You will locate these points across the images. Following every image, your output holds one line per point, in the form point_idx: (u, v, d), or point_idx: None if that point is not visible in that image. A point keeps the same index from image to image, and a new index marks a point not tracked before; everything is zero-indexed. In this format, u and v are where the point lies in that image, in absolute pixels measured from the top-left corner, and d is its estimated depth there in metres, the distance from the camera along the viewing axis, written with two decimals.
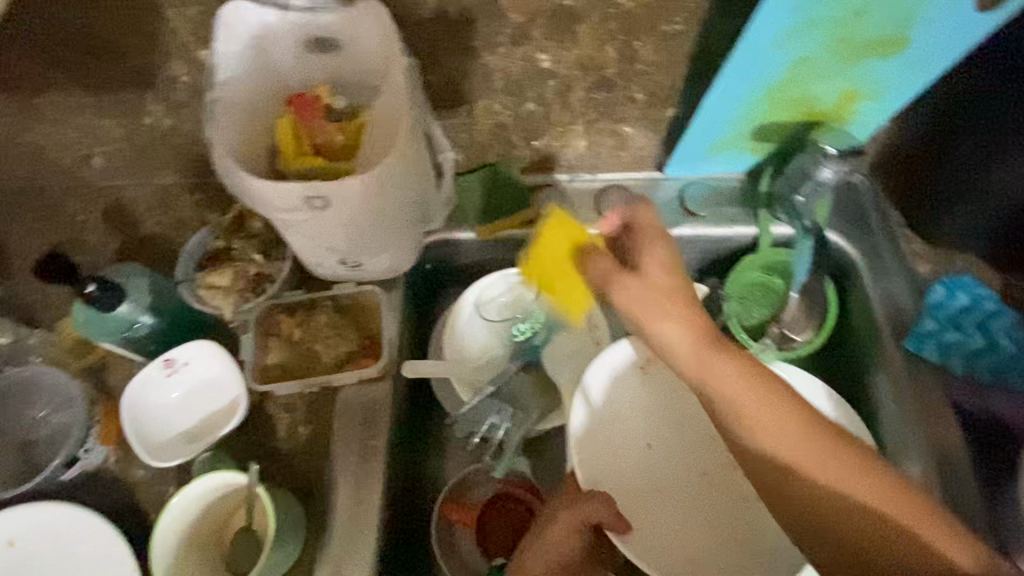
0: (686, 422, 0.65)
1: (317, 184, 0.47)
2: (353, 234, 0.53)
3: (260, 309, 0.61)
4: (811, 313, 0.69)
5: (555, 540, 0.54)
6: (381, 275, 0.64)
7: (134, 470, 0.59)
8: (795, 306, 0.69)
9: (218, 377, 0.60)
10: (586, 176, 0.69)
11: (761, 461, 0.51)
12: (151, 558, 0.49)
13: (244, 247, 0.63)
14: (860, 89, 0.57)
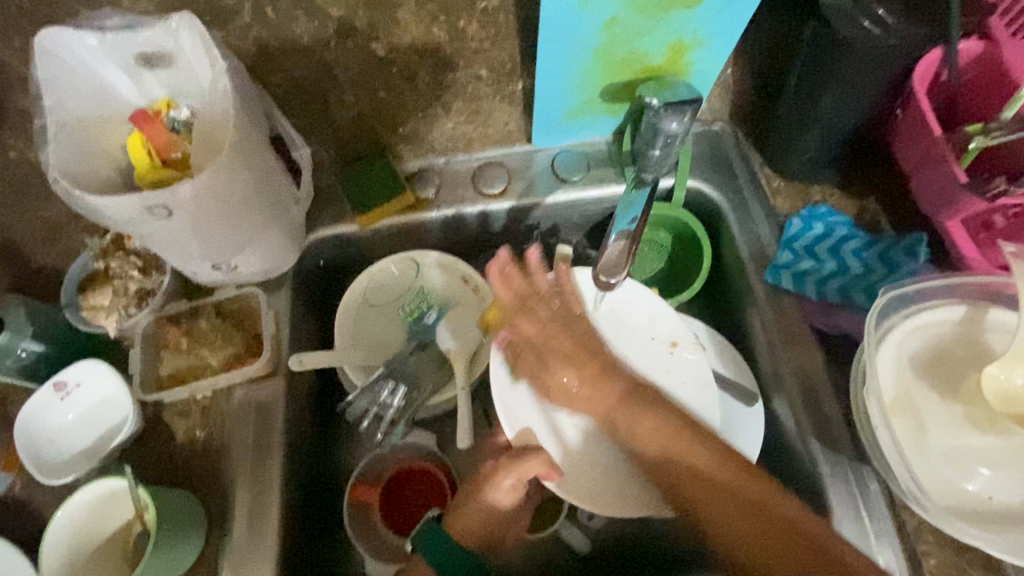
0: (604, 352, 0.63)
1: (152, 194, 0.49)
2: (209, 232, 0.56)
3: (144, 322, 0.64)
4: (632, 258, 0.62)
5: (489, 492, 0.57)
6: (259, 275, 0.66)
7: (38, 493, 0.61)
8: (614, 250, 0.61)
9: (105, 396, 0.61)
10: (461, 157, 0.72)
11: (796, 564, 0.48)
12: (41, 564, 0.52)
13: (122, 265, 0.66)
14: (684, 40, 0.60)
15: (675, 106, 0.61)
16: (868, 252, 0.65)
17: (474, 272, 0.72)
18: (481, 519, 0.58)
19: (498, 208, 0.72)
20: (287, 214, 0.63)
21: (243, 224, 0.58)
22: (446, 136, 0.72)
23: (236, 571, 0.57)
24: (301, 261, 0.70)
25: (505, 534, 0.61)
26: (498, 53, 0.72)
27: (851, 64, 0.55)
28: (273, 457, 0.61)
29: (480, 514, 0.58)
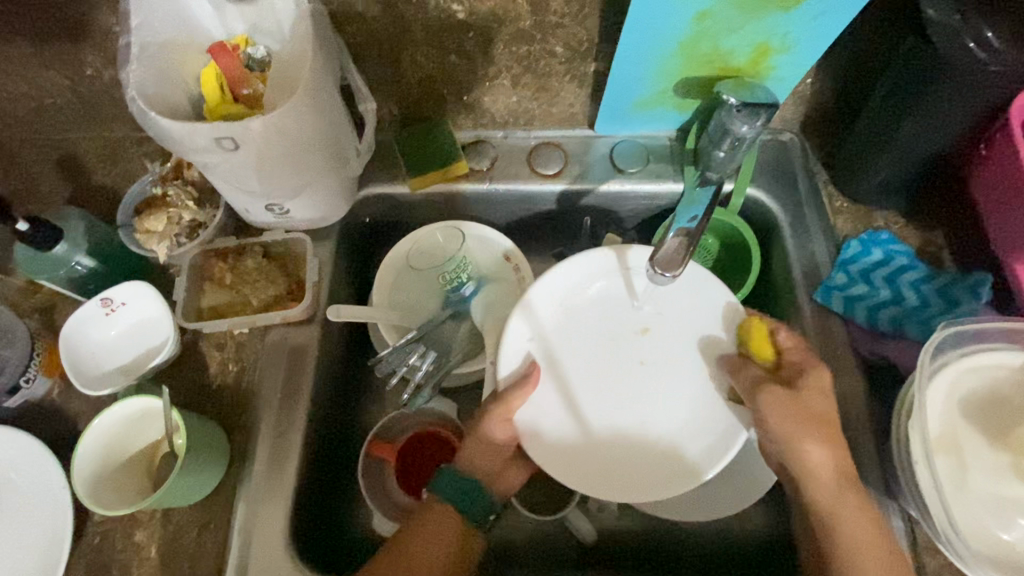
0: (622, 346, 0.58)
1: (223, 125, 0.50)
2: (270, 171, 0.57)
3: (193, 253, 0.65)
4: (689, 256, 0.57)
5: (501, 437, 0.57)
6: (309, 224, 0.67)
7: (73, 401, 0.63)
8: (671, 246, 0.57)
9: (148, 318, 0.63)
10: (521, 134, 0.74)
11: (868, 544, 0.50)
12: (72, 471, 0.54)
13: (178, 194, 0.66)
14: (771, 43, 0.59)
15: (750, 108, 0.60)
16: (927, 285, 0.63)
17: (518, 252, 0.72)
18: (491, 452, 0.58)
19: (551, 188, 0.73)
20: (346, 165, 0.64)
21: (305, 169, 0.59)
22: (508, 111, 0.72)
23: (252, 506, 0.58)
24: (349, 215, 0.70)
25: (507, 471, 0.60)
26: (579, 32, 0.63)
27: (944, 89, 0.53)
28: (301, 399, 0.62)
29: (488, 450, 0.58)
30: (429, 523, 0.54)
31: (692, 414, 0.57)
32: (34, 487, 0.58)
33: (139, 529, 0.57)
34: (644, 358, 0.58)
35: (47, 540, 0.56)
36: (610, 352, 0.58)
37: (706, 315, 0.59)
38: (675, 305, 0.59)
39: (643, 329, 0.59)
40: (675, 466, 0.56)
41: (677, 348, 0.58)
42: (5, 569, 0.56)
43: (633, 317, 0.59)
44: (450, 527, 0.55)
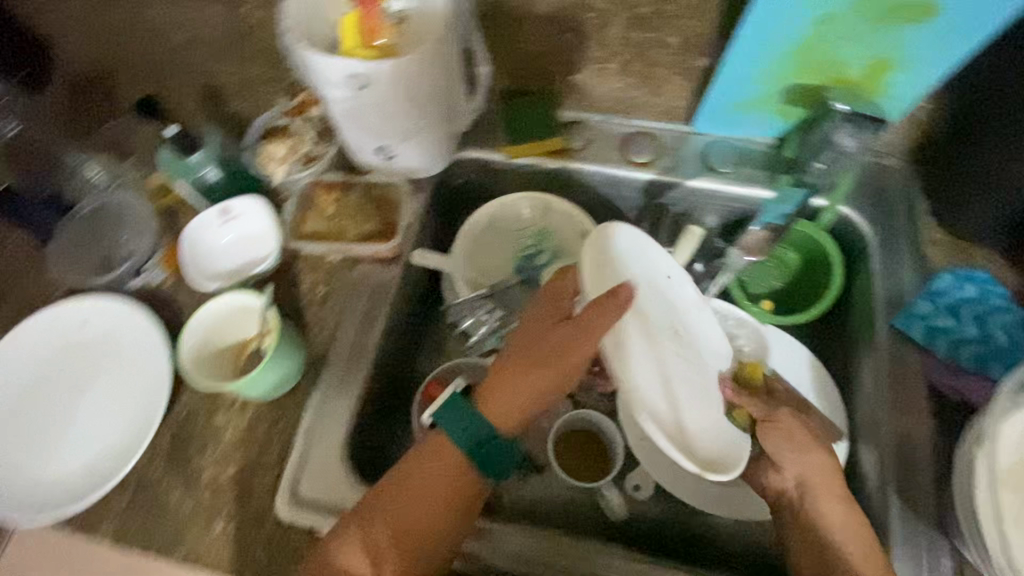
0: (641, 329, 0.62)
1: (359, 62, 0.55)
2: (389, 111, 0.62)
3: (305, 182, 0.72)
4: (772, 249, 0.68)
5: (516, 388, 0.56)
6: (406, 171, 0.72)
7: (180, 294, 0.70)
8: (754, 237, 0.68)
9: (259, 230, 0.70)
10: (619, 120, 0.76)
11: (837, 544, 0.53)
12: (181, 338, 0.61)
13: (301, 127, 0.73)
14: (891, 58, 0.59)
15: (855, 120, 0.60)
16: (1020, 330, 0.60)
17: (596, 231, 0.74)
18: (506, 399, 0.56)
19: (640, 176, 0.74)
20: (454, 121, 0.68)
21: (418, 117, 0.64)
22: (611, 97, 0.75)
23: (319, 413, 0.63)
24: (446, 171, 0.75)
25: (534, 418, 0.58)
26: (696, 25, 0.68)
27: None
28: (376, 327, 0.67)
29: (505, 396, 0.56)
30: (424, 457, 0.56)
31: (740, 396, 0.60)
32: (137, 356, 0.65)
33: (218, 413, 0.64)
34: (663, 350, 0.61)
35: (141, 404, 0.63)
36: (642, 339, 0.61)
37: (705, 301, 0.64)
38: (688, 314, 0.63)
39: (675, 330, 0.62)
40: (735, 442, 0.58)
41: (695, 354, 0.62)
42: (102, 424, 0.63)
43: (663, 316, 0.62)
44: (452, 455, 0.56)
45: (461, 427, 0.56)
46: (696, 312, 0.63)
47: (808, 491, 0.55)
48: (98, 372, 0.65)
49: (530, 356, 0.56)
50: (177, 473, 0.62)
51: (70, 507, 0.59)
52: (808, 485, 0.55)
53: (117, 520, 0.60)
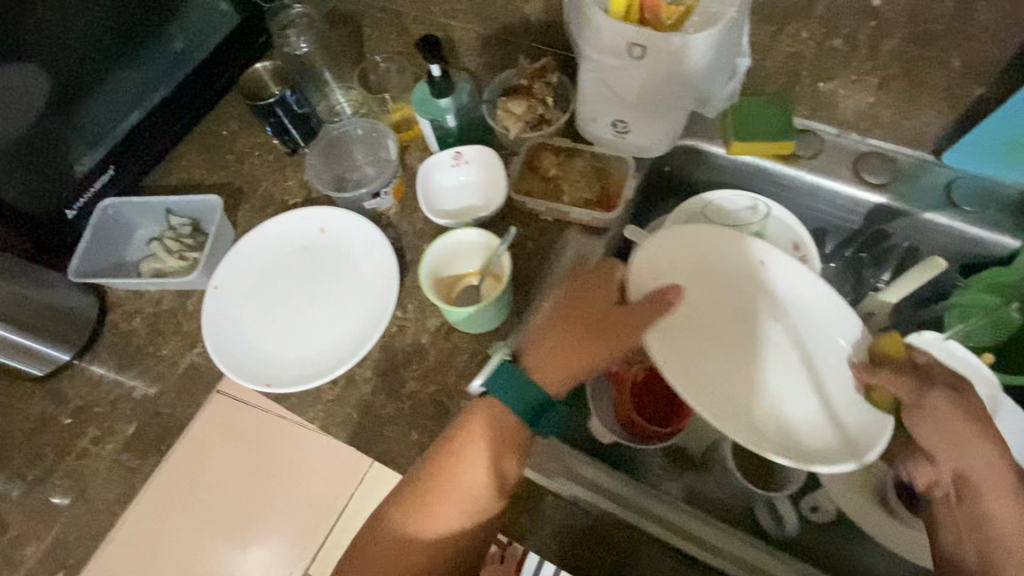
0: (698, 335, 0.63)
1: (648, 32, 0.57)
2: (650, 89, 0.63)
3: (533, 142, 0.75)
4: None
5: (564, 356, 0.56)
6: (633, 149, 0.73)
7: (403, 221, 0.76)
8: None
9: (485, 178, 0.74)
10: (854, 137, 0.74)
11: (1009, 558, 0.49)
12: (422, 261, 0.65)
13: (542, 89, 0.76)
14: None
15: None
16: None
17: (808, 244, 0.73)
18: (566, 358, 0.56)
19: (867, 196, 0.72)
20: (700, 109, 0.68)
21: (674, 99, 0.64)
22: (856, 111, 0.72)
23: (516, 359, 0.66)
24: (665, 155, 0.77)
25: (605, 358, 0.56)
26: (987, 51, 0.64)
27: None
28: None
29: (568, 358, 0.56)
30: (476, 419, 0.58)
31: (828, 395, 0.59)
32: (368, 272, 0.72)
33: (426, 336, 0.68)
34: (752, 335, 0.63)
35: (367, 313, 0.69)
36: (728, 321, 0.64)
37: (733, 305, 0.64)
38: (796, 304, 0.63)
39: (775, 319, 0.63)
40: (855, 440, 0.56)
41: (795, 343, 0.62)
42: (330, 324, 0.69)
43: (764, 307, 0.64)
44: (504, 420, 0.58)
45: (514, 373, 0.57)
46: (797, 294, 0.63)
47: (968, 490, 0.52)
48: (332, 277, 0.72)
49: (601, 321, 0.57)
50: (383, 381, 0.67)
51: (291, 388, 0.65)
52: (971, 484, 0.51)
53: (324, 410, 0.66)
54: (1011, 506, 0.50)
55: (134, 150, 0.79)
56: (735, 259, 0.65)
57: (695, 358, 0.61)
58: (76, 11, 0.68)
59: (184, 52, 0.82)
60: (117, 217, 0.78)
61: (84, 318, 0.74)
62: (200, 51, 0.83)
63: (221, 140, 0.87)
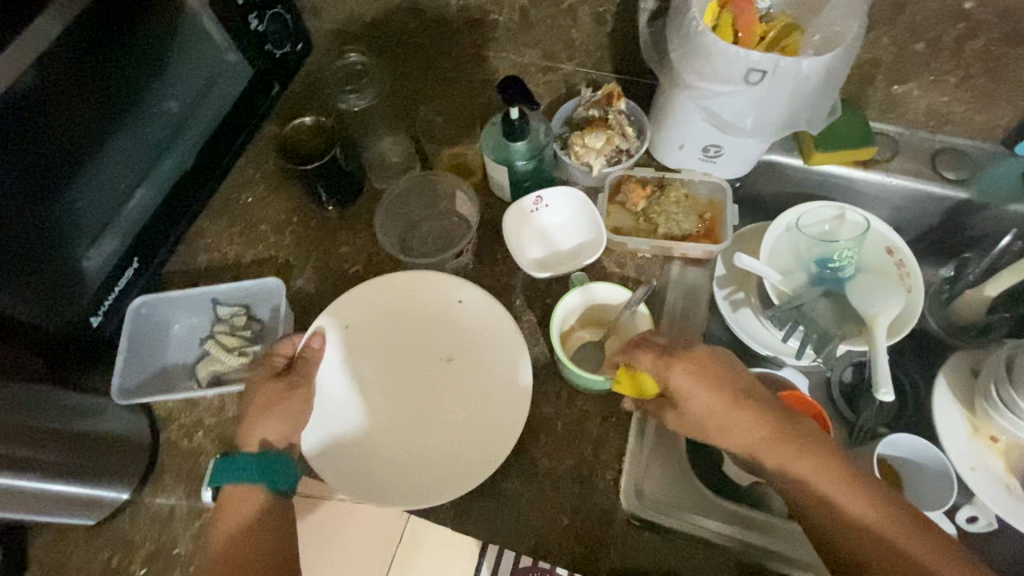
0: (390, 378, 0.62)
1: (778, 58, 0.54)
2: (765, 118, 0.60)
3: (618, 175, 0.71)
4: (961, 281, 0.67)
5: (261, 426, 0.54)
6: (722, 173, 0.70)
7: (488, 275, 0.70)
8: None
9: (574, 219, 0.69)
10: (926, 135, 0.74)
11: (881, 552, 0.47)
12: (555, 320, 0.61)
13: (619, 120, 0.71)
14: None
15: None
16: None
17: (901, 247, 0.72)
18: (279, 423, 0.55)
19: (950, 194, 0.73)
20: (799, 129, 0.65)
21: (787, 122, 0.61)
22: (927, 111, 0.73)
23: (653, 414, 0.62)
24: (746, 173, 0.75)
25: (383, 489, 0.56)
26: None
27: None
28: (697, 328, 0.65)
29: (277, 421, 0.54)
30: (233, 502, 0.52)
31: (440, 414, 0.61)
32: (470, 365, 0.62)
33: (546, 404, 0.62)
34: (433, 379, 0.62)
35: (479, 416, 0.60)
36: (421, 374, 0.63)
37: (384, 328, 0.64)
38: (491, 337, 0.62)
39: (448, 357, 0.63)
40: (467, 458, 0.57)
41: (497, 393, 0.60)
42: (436, 431, 0.60)
43: (442, 345, 0.63)
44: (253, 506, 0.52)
45: (242, 468, 0.52)
46: (485, 328, 0.62)
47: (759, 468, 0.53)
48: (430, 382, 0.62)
49: (278, 414, 0.55)
50: (512, 462, 0.60)
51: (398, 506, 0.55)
52: (814, 484, 0.50)
53: (452, 508, 0.58)
54: (805, 466, 0.50)
55: (149, 240, 0.67)
56: (481, 321, 0.63)
57: (423, 444, 0.59)
58: (62, 99, 0.53)
59: (181, 113, 0.68)
60: (151, 314, 0.68)
61: (137, 444, 0.63)
62: (202, 113, 0.70)
63: (248, 205, 0.77)
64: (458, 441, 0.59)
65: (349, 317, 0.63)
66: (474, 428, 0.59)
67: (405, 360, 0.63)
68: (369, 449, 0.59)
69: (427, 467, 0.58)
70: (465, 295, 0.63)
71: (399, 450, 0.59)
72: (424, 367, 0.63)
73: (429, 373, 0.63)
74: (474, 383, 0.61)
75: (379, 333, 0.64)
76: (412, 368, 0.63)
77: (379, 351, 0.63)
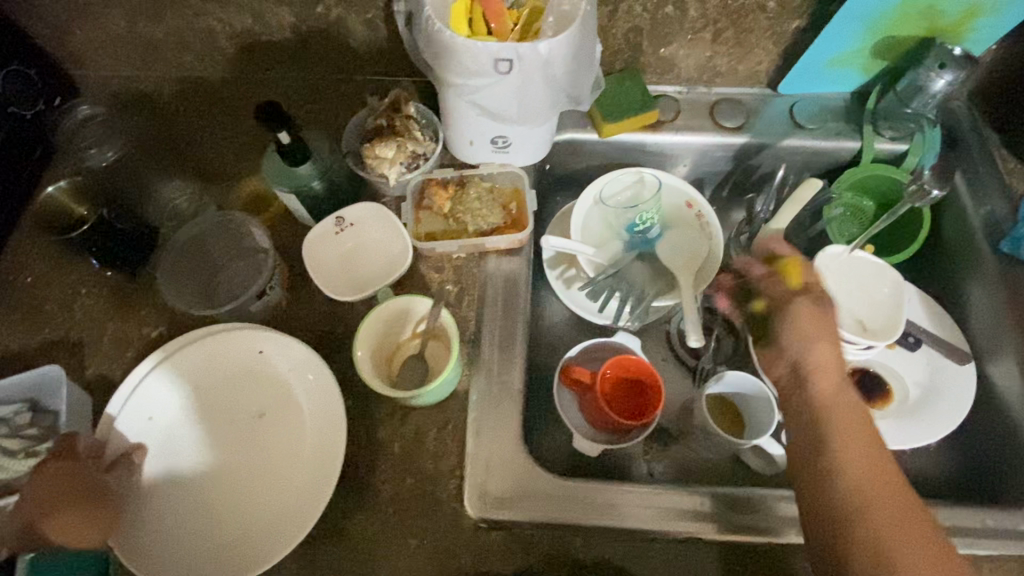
0: (207, 450, 0.59)
1: (515, 45, 0.55)
2: (529, 103, 0.61)
3: (417, 181, 0.70)
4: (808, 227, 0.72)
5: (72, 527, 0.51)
6: (519, 160, 0.71)
7: (303, 309, 0.66)
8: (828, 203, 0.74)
9: (377, 235, 0.67)
10: (703, 90, 0.79)
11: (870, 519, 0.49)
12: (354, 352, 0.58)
13: (405, 125, 0.70)
14: (982, 5, 0.64)
15: (952, 66, 0.67)
16: None
17: (699, 199, 0.77)
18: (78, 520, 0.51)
19: (733, 141, 0.77)
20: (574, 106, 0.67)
21: (554, 103, 0.62)
22: (697, 66, 0.77)
23: (489, 410, 0.62)
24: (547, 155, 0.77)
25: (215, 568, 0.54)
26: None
27: None
28: (519, 319, 0.66)
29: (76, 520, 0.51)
30: None
31: (265, 472, 0.58)
32: (285, 413, 0.59)
33: (380, 428, 0.61)
34: (252, 439, 0.59)
35: (303, 465, 0.57)
36: (236, 437, 0.59)
37: (190, 399, 0.60)
38: (301, 380, 0.59)
39: (261, 413, 0.59)
40: (295, 514, 0.55)
41: (318, 436, 0.58)
42: (263, 492, 0.57)
43: (254, 401, 0.60)
44: None
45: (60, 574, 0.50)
46: (293, 372, 0.59)
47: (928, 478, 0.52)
48: (249, 442, 0.59)
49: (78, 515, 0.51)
50: (354, 497, 0.58)
51: None
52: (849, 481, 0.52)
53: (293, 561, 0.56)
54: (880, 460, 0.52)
55: None
56: (288, 366, 0.59)
57: (254, 509, 0.56)
58: None
59: None
60: None
61: None
62: None
63: (27, 291, 0.69)
64: (285, 497, 0.56)
65: (143, 405, 0.58)
66: (301, 479, 0.57)
67: (219, 426, 0.59)
68: (195, 530, 0.56)
69: (257, 534, 0.55)
70: (265, 344, 0.60)
71: (228, 522, 0.56)
72: (240, 428, 0.59)
73: (246, 432, 0.59)
74: (293, 432, 0.58)
75: (185, 406, 0.60)
76: (228, 432, 0.59)
77: (188, 425, 0.59)
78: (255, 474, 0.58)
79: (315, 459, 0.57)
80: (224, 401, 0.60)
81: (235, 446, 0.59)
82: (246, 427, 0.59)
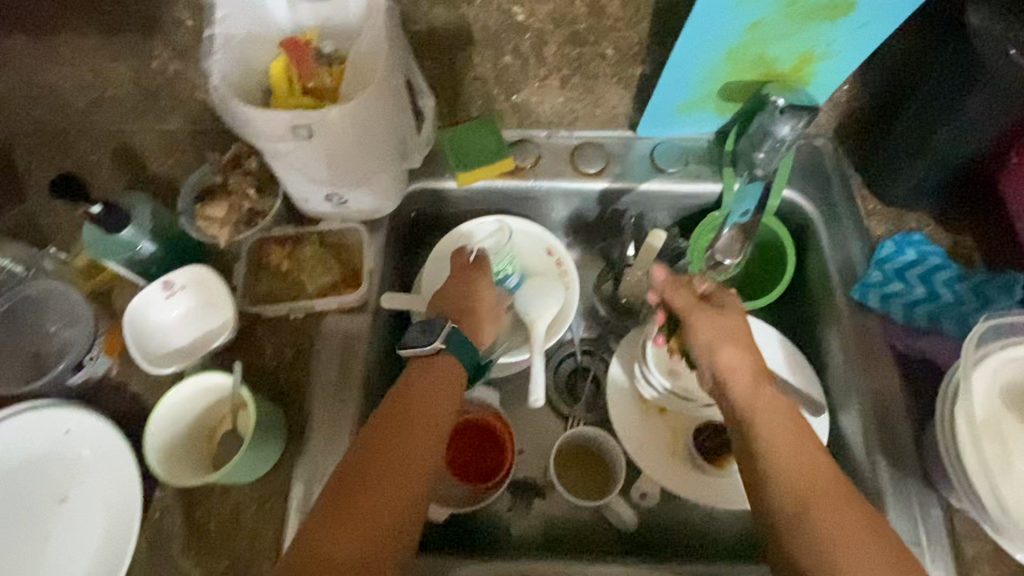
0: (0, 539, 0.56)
1: (303, 112, 0.52)
2: (341, 164, 0.59)
3: (252, 239, 0.67)
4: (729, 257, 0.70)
5: None
6: (362, 215, 0.69)
7: (132, 378, 0.65)
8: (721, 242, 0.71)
9: (203, 302, 0.64)
10: (564, 134, 0.76)
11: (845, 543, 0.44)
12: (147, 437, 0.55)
13: (239, 182, 0.68)
14: (815, 50, 0.63)
15: (795, 111, 0.62)
16: (962, 284, 0.65)
17: (558, 246, 0.75)
18: None
19: (593, 186, 0.75)
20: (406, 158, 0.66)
21: (370, 161, 0.60)
22: (553, 111, 0.75)
23: (311, 483, 0.59)
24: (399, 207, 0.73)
25: None
26: (630, 36, 0.71)
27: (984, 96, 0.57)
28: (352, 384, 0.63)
29: None
30: None
31: (62, 559, 0.56)
32: (86, 496, 0.58)
33: (197, 506, 0.59)
34: (51, 524, 0.57)
35: (100, 550, 0.56)
36: (34, 524, 0.57)
37: None
38: (104, 461, 0.58)
39: (63, 496, 0.58)
40: None
41: (117, 518, 0.57)
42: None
43: (56, 484, 0.58)
44: None
45: None
46: (97, 453, 0.58)
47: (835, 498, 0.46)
48: (48, 528, 0.57)
49: None
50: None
51: None
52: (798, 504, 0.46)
53: None
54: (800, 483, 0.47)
55: None
56: (91, 447, 0.58)
57: None
58: None
59: None
60: None
61: None
62: None
63: None
64: None
65: None
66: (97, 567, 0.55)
67: (17, 511, 0.57)
68: None
69: None
70: (71, 425, 0.59)
71: None
72: (39, 513, 0.58)
73: (45, 518, 0.57)
74: (92, 515, 0.57)
75: None
76: (26, 518, 0.57)
77: None
78: (52, 561, 0.56)
79: (113, 543, 0.56)
80: (25, 485, 0.58)
81: (32, 533, 0.57)
82: (47, 512, 0.58)
